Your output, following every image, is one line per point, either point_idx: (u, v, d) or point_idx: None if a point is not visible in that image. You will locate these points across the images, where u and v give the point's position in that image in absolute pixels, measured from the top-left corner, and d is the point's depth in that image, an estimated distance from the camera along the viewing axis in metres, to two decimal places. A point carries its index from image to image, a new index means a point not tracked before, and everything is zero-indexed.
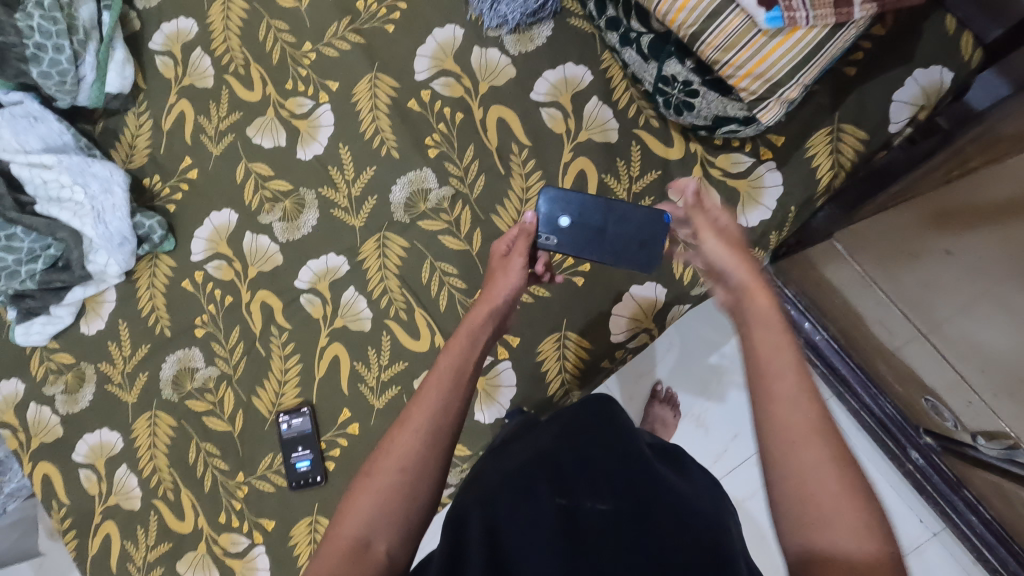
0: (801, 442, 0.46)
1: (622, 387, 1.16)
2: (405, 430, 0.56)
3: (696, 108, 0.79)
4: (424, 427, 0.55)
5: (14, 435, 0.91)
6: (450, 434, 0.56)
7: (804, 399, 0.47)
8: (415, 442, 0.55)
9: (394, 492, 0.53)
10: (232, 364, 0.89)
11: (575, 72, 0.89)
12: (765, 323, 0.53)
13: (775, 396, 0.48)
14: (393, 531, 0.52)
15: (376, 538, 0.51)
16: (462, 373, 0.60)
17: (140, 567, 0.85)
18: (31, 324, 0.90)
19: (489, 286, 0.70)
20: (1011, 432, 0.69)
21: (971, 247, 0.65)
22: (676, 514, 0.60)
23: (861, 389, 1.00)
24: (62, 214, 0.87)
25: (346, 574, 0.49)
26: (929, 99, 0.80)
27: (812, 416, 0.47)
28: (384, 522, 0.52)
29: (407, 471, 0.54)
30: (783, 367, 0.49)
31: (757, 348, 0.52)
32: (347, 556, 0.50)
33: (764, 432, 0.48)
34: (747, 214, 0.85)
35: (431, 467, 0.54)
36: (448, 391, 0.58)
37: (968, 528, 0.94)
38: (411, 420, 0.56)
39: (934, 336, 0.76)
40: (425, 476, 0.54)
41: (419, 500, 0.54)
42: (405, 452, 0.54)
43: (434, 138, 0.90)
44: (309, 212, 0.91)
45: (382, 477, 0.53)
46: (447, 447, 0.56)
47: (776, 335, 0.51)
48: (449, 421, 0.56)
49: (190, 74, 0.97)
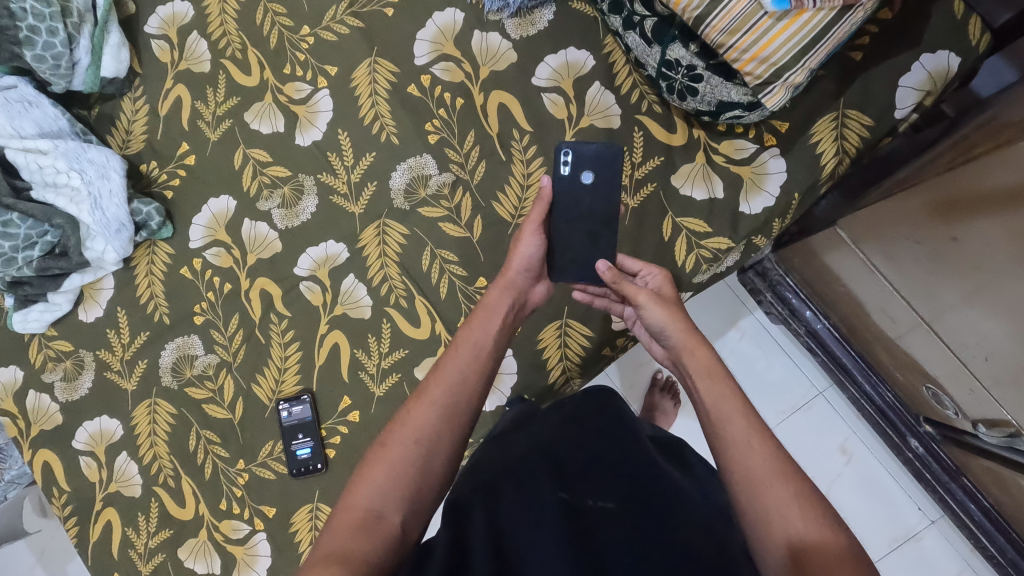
0: (763, 479, 0.52)
1: (622, 375, 1.15)
2: (422, 404, 0.60)
3: (699, 93, 0.77)
4: (441, 402, 0.60)
5: (13, 423, 0.91)
6: (465, 411, 0.61)
7: (755, 441, 0.54)
8: (430, 416, 0.59)
9: (407, 462, 0.57)
10: (232, 352, 0.88)
11: (577, 57, 0.88)
12: (708, 380, 0.60)
13: (731, 441, 0.55)
14: (405, 503, 0.55)
15: (389, 510, 0.55)
16: (480, 349, 0.65)
17: (141, 554, 0.85)
18: (29, 311, 0.89)
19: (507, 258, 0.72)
20: (1013, 420, 0.70)
21: (977, 234, 0.64)
22: (680, 508, 0.59)
23: (862, 377, 1.00)
24: (58, 200, 0.85)
25: (361, 541, 0.52)
26: (935, 84, 0.79)
27: (766, 453, 0.53)
28: (396, 493, 0.55)
29: (422, 443, 0.58)
30: (732, 415, 0.57)
31: (704, 400, 0.59)
32: (362, 524, 0.53)
33: (729, 476, 0.54)
34: (751, 201, 0.84)
35: (445, 441, 0.59)
36: (465, 367, 0.63)
37: (965, 514, 0.94)
38: (429, 393, 0.61)
39: (937, 325, 0.76)
40: (440, 449, 0.58)
41: (432, 472, 0.57)
42: (420, 426, 0.59)
43: (434, 124, 0.89)
44: (308, 198, 0.90)
45: (397, 449, 0.57)
46: (463, 422, 0.60)
47: (721, 388, 0.59)
48: (465, 397, 0.61)
49: (186, 58, 0.96)
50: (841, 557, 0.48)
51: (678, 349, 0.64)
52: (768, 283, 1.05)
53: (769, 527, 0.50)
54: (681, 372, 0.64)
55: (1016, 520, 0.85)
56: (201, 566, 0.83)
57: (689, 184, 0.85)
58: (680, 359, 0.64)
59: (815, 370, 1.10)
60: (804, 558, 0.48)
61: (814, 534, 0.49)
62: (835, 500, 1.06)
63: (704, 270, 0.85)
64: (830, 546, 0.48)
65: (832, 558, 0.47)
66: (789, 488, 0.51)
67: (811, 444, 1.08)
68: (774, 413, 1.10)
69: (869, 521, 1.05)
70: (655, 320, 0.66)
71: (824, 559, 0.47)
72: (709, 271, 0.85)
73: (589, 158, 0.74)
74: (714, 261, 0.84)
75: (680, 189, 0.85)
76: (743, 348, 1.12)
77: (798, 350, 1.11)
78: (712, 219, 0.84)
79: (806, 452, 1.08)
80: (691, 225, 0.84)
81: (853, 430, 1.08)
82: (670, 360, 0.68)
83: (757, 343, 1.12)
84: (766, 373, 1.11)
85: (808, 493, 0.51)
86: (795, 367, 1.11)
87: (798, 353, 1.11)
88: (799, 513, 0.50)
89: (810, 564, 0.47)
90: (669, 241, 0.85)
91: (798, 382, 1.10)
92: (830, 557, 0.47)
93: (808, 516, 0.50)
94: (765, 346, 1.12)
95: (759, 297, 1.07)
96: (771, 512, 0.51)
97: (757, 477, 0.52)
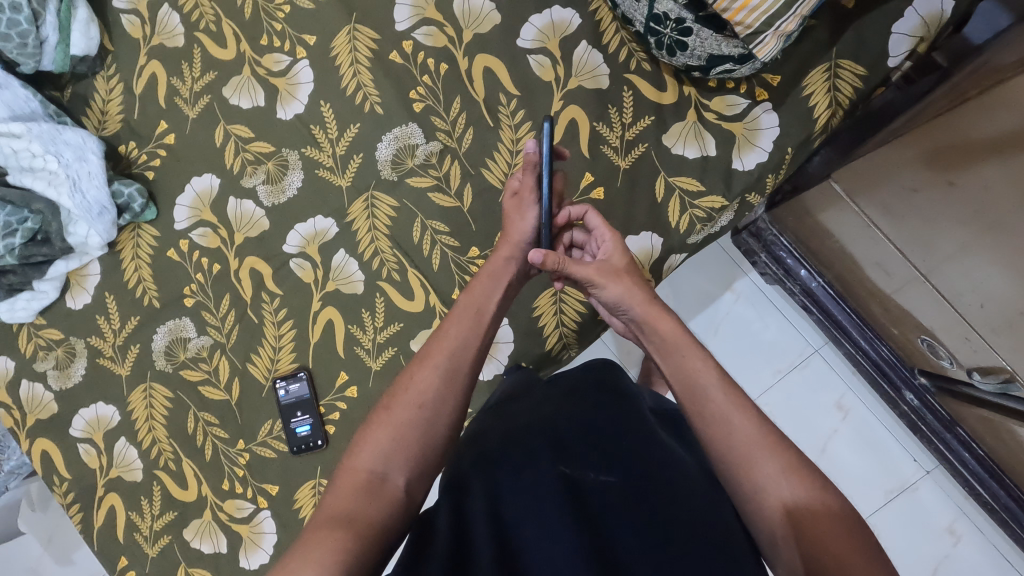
0: (749, 453, 0.52)
1: (618, 342, 1.15)
2: (425, 367, 0.61)
3: (690, 47, 0.75)
4: (443, 364, 0.61)
5: (8, 413, 0.90)
6: (467, 373, 0.62)
7: (739, 408, 0.55)
8: (432, 380, 0.60)
9: (411, 425, 0.58)
10: (225, 333, 0.87)
11: (563, 16, 0.86)
12: (673, 353, 0.61)
13: (712, 416, 0.55)
14: (410, 465, 0.56)
15: (392, 473, 0.55)
16: (482, 317, 0.66)
17: (146, 537, 0.85)
18: (14, 301, 0.88)
19: (503, 229, 0.72)
20: (1008, 367, 0.70)
21: (975, 180, 0.63)
22: (680, 480, 0.59)
23: (857, 333, 1.01)
24: (36, 184, 0.82)
25: (363, 502, 0.53)
26: (929, 30, 0.77)
27: (749, 426, 0.53)
28: (400, 456, 0.56)
29: (426, 406, 0.59)
30: (710, 389, 0.56)
31: (680, 377, 0.59)
32: (365, 486, 0.54)
33: (714, 452, 0.54)
34: (743, 157, 0.83)
35: (448, 403, 0.60)
36: (467, 333, 0.64)
37: (959, 462, 0.96)
38: (431, 358, 0.62)
39: (933, 277, 0.76)
40: (443, 414, 0.59)
41: (434, 438, 0.58)
42: (423, 391, 0.59)
43: (419, 92, 0.86)
44: (293, 173, 0.88)
45: (401, 411, 0.58)
46: (464, 384, 0.61)
47: (693, 360, 0.59)
48: (468, 358, 0.63)
49: (159, 33, 0.93)
50: (833, 523, 0.48)
51: (648, 326, 0.64)
52: (762, 243, 1.05)
53: (759, 497, 0.51)
54: (646, 342, 0.65)
55: (1010, 465, 0.87)
56: (207, 546, 0.84)
57: (681, 143, 0.84)
58: (644, 331, 0.64)
59: (810, 328, 1.11)
60: (803, 525, 0.48)
61: (804, 501, 0.50)
62: (833, 454, 1.07)
63: (698, 230, 0.84)
64: (822, 510, 0.49)
65: (826, 523, 0.48)
66: (780, 459, 0.51)
67: (810, 402, 1.09)
68: (769, 372, 1.11)
69: (867, 472, 1.06)
70: (612, 296, 0.65)
71: (817, 524, 0.48)
72: (703, 231, 0.84)
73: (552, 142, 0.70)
74: (708, 221, 0.84)
75: (672, 148, 0.84)
76: (739, 310, 1.13)
77: (793, 311, 1.11)
78: (705, 178, 0.83)
79: (805, 411, 1.09)
80: (684, 185, 0.83)
81: (849, 386, 1.08)
82: (632, 332, 0.68)
83: (753, 304, 1.12)
84: (763, 334, 1.12)
85: (796, 461, 0.52)
86: (792, 327, 1.11)
87: (793, 313, 1.11)
88: (787, 485, 0.50)
89: (805, 531, 0.48)
90: (663, 202, 0.83)
91: (794, 340, 1.11)
92: (824, 524, 0.48)
93: (796, 487, 0.50)
94: (760, 307, 1.12)
95: (754, 258, 1.07)
96: (761, 482, 0.51)
97: (745, 452, 0.52)
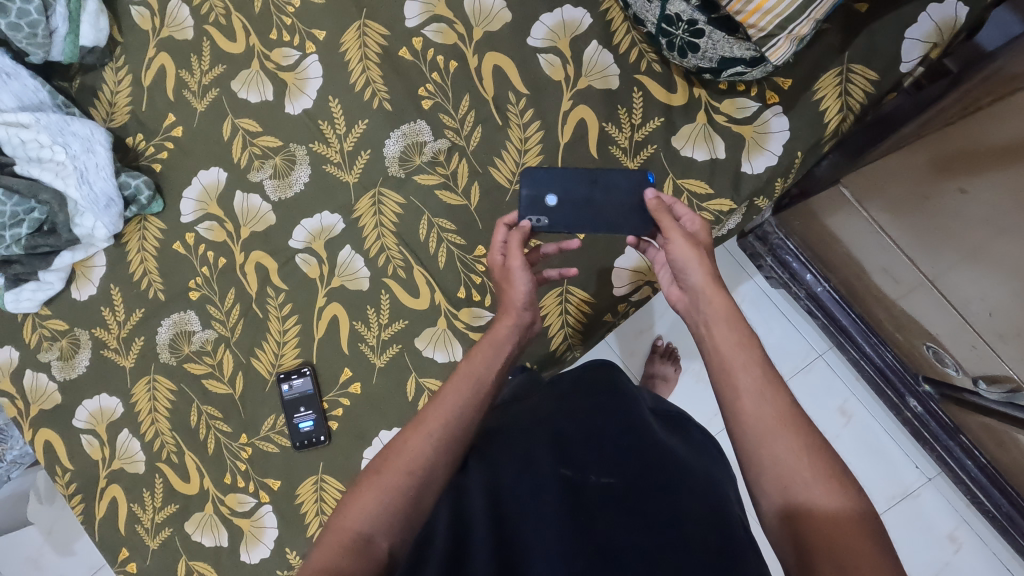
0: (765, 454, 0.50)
1: (622, 344, 1.15)
2: (417, 434, 0.55)
3: (701, 49, 0.75)
4: (437, 431, 0.55)
5: (12, 403, 0.90)
6: (463, 440, 0.56)
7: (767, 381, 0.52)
8: (426, 446, 0.54)
9: (402, 491, 0.52)
10: (229, 327, 0.87)
11: (574, 16, 0.85)
12: (723, 326, 0.57)
13: (743, 391, 0.53)
14: (396, 530, 0.51)
15: (378, 536, 0.50)
16: (481, 385, 0.59)
17: (147, 530, 0.85)
18: (20, 291, 0.87)
19: (507, 295, 0.65)
20: (1014, 376, 0.70)
21: (986, 187, 0.62)
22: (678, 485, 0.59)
23: (861, 338, 1.00)
24: (43, 174, 0.82)
25: (348, 561, 0.48)
26: (942, 36, 0.77)
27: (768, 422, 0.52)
28: (388, 517, 0.51)
29: (416, 472, 0.53)
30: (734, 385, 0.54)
31: (720, 348, 0.56)
32: (351, 547, 0.49)
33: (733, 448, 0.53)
34: (753, 160, 0.83)
35: (439, 470, 0.54)
36: (464, 401, 0.57)
37: (961, 470, 0.96)
38: (425, 423, 0.55)
39: (941, 284, 0.75)
40: (433, 483, 0.54)
41: (423, 505, 0.53)
42: (415, 455, 0.53)
43: (427, 89, 0.86)
44: (300, 168, 0.88)
45: (391, 474, 0.52)
46: (459, 446, 0.56)
47: (736, 335, 0.56)
48: (463, 430, 0.56)
49: (168, 26, 0.92)
50: (854, 527, 0.46)
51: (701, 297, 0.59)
52: (768, 246, 1.04)
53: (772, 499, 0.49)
54: (696, 316, 0.60)
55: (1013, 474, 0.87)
56: (208, 539, 0.84)
57: (690, 145, 0.83)
58: (697, 302, 0.59)
59: (814, 333, 1.10)
60: (813, 530, 0.47)
61: (820, 505, 0.47)
62: None
63: None
64: (841, 514, 0.47)
65: (845, 527, 0.46)
66: (800, 439, 0.50)
67: (813, 408, 1.09)
68: None
69: (868, 478, 1.06)
70: (679, 257, 0.60)
71: (835, 528, 0.46)
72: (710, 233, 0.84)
73: (534, 191, 0.75)
74: (716, 223, 0.83)
75: (681, 150, 0.84)
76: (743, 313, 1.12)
77: (798, 315, 1.11)
78: (714, 181, 0.83)
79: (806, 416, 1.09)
80: (691, 187, 0.83)
81: (851, 391, 1.08)
82: (683, 302, 0.63)
83: (757, 308, 1.12)
84: (766, 337, 1.12)
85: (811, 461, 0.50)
86: (796, 331, 1.11)
87: (798, 317, 1.11)
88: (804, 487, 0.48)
89: (815, 536, 0.46)
90: None
91: (798, 345, 1.11)
92: (844, 527, 0.46)
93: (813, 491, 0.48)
94: (764, 311, 1.12)
95: (759, 261, 1.07)
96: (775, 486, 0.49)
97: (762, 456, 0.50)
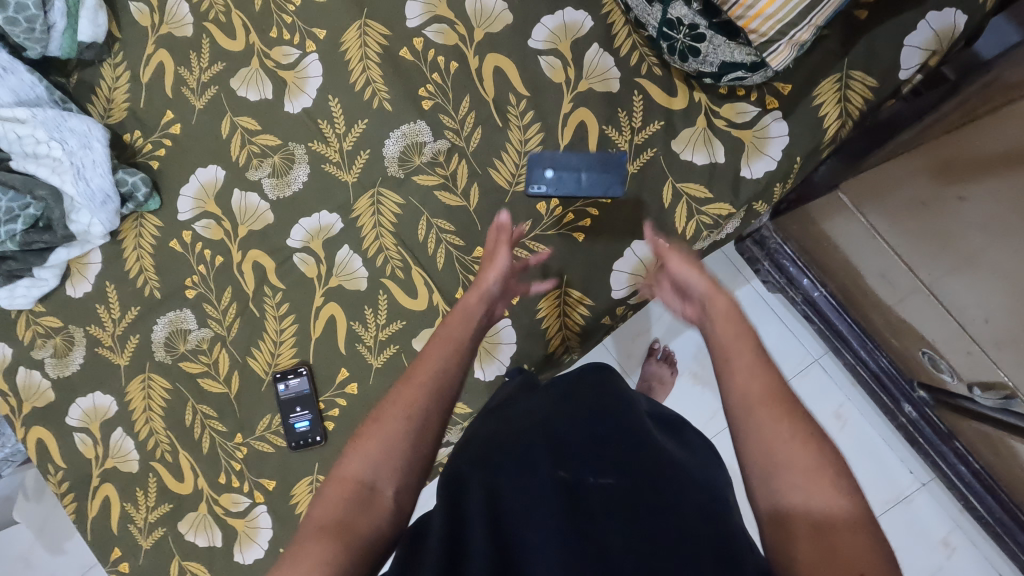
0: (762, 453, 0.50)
1: (619, 346, 1.15)
2: (409, 386, 0.57)
3: (702, 54, 0.75)
4: (429, 384, 0.57)
5: (4, 400, 0.89)
6: (452, 394, 0.58)
7: (764, 384, 0.52)
8: (420, 396, 0.56)
9: (400, 437, 0.54)
10: (226, 326, 0.87)
11: (575, 18, 0.86)
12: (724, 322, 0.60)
13: (738, 397, 0.53)
14: (399, 476, 0.52)
15: (381, 482, 0.52)
16: (461, 346, 0.62)
17: (141, 529, 0.85)
18: (14, 287, 0.86)
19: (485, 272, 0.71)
20: (1011, 382, 0.70)
21: (984, 193, 0.62)
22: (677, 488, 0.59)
23: (857, 344, 1.01)
24: (40, 170, 0.81)
25: (354, 511, 0.50)
26: (941, 44, 0.78)
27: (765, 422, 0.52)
28: (389, 465, 0.53)
29: (414, 418, 0.55)
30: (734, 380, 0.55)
31: (720, 337, 0.59)
32: (355, 496, 0.51)
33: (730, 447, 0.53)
34: (752, 165, 0.83)
35: (434, 416, 0.56)
36: (448, 356, 0.61)
37: (956, 476, 0.96)
38: (415, 377, 0.58)
39: (939, 291, 0.75)
40: (430, 432, 0.55)
41: (422, 453, 0.54)
42: (410, 405, 0.55)
43: (428, 90, 0.86)
44: (299, 167, 0.87)
45: (389, 423, 0.54)
46: (450, 395, 0.58)
47: (733, 334, 0.59)
48: (449, 383, 0.58)
49: (168, 22, 0.92)
50: (847, 532, 0.45)
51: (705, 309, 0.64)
52: (766, 251, 1.05)
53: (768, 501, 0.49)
54: (702, 322, 0.64)
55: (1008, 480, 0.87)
56: (202, 539, 0.83)
57: (690, 149, 0.84)
58: (703, 308, 0.64)
59: (811, 338, 1.11)
60: (808, 533, 0.46)
61: (817, 508, 0.47)
62: None
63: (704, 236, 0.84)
64: (837, 520, 0.46)
65: (838, 532, 0.45)
66: (795, 447, 0.49)
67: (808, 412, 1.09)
68: None
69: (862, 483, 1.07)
70: (682, 272, 0.67)
71: (830, 533, 0.45)
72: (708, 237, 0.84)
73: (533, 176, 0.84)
74: (715, 227, 0.84)
75: (681, 154, 0.84)
76: None
77: (794, 320, 1.11)
78: (713, 185, 0.83)
79: None
80: (691, 191, 0.83)
81: (847, 396, 1.09)
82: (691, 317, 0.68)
83: (754, 312, 1.12)
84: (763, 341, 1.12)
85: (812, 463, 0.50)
86: (792, 336, 1.11)
87: (794, 322, 1.11)
88: (802, 490, 0.48)
89: (810, 540, 0.46)
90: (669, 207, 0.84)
91: (794, 349, 1.11)
92: (835, 531, 0.45)
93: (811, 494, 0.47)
94: (761, 315, 1.12)
95: (756, 266, 1.07)
96: (774, 488, 0.49)
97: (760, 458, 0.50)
